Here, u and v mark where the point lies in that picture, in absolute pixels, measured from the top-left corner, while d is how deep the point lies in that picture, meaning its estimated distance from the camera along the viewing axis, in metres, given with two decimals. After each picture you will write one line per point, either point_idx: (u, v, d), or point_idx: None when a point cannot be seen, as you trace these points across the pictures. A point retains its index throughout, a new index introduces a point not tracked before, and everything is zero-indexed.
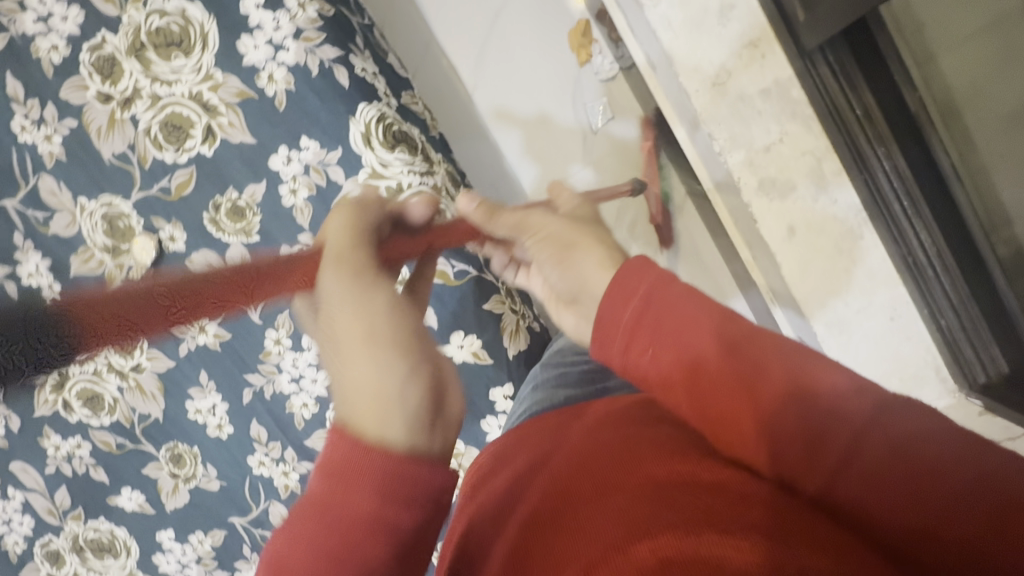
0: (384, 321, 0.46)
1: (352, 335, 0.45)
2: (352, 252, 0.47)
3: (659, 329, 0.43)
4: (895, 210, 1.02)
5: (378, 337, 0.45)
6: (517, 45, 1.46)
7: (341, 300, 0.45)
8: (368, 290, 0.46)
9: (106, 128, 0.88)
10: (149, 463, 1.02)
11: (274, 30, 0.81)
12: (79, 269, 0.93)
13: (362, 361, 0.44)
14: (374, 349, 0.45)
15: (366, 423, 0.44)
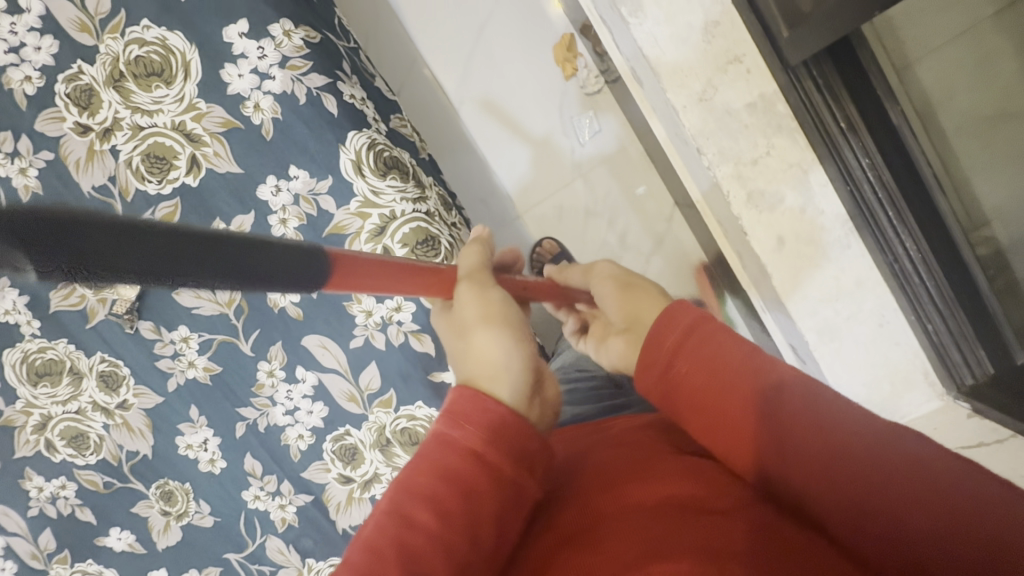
0: (503, 309, 0.51)
1: (475, 317, 0.49)
2: (479, 269, 0.54)
3: (695, 356, 0.45)
4: (880, 219, 1.03)
5: (494, 318, 0.49)
6: (501, 60, 1.47)
7: (469, 297, 0.51)
8: (487, 290, 0.52)
9: (84, 160, 0.85)
10: (139, 501, 0.98)
11: (258, 58, 0.80)
12: (60, 305, 0.91)
13: (483, 337, 0.48)
14: (501, 329, 0.49)
15: (489, 384, 0.46)
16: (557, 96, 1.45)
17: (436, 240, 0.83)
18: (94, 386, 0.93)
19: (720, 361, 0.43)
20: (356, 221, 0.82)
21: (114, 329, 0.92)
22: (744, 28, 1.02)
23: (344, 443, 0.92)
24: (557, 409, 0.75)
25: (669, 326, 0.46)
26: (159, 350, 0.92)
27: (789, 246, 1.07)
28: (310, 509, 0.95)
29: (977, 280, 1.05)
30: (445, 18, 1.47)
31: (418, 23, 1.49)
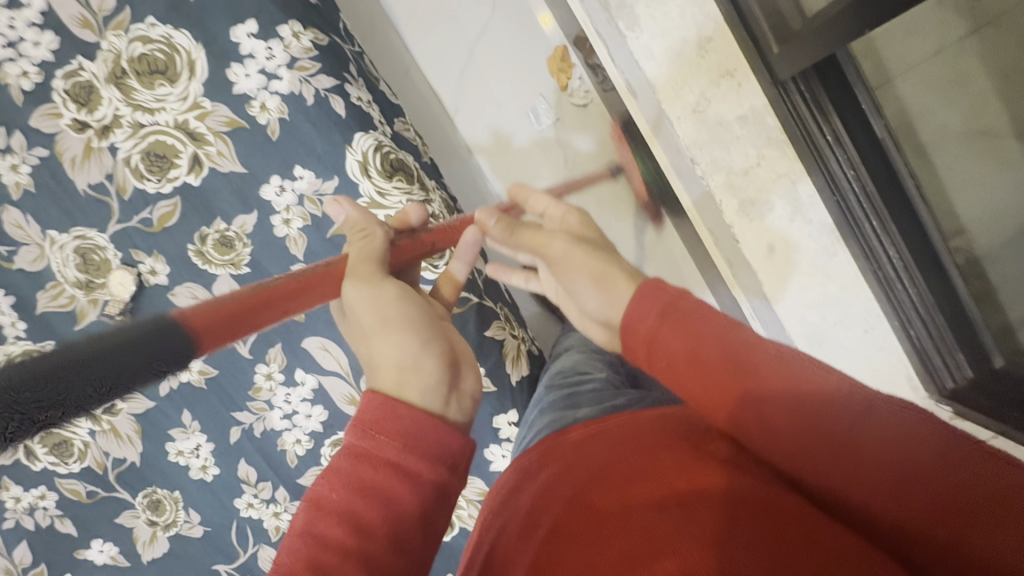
0: (394, 308, 0.50)
1: (373, 323, 0.50)
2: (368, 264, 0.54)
3: (682, 349, 0.45)
4: (865, 228, 1.08)
5: (392, 322, 0.50)
6: (496, 70, 1.49)
7: (361, 299, 0.51)
8: (379, 285, 0.52)
9: (81, 158, 0.83)
10: (124, 511, 0.93)
11: (266, 58, 0.80)
12: (47, 305, 0.86)
13: (384, 339, 0.49)
14: (392, 331, 0.49)
15: (397, 390, 0.47)
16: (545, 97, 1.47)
17: None
18: None
19: (701, 351, 0.44)
20: None
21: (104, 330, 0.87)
22: (737, 44, 1.06)
23: None
24: (553, 415, 0.68)
25: (648, 309, 0.47)
26: None
27: (778, 254, 1.11)
28: None
29: (957, 287, 1.09)
30: (442, 30, 1.49)
31: (414, 33, 1.51)
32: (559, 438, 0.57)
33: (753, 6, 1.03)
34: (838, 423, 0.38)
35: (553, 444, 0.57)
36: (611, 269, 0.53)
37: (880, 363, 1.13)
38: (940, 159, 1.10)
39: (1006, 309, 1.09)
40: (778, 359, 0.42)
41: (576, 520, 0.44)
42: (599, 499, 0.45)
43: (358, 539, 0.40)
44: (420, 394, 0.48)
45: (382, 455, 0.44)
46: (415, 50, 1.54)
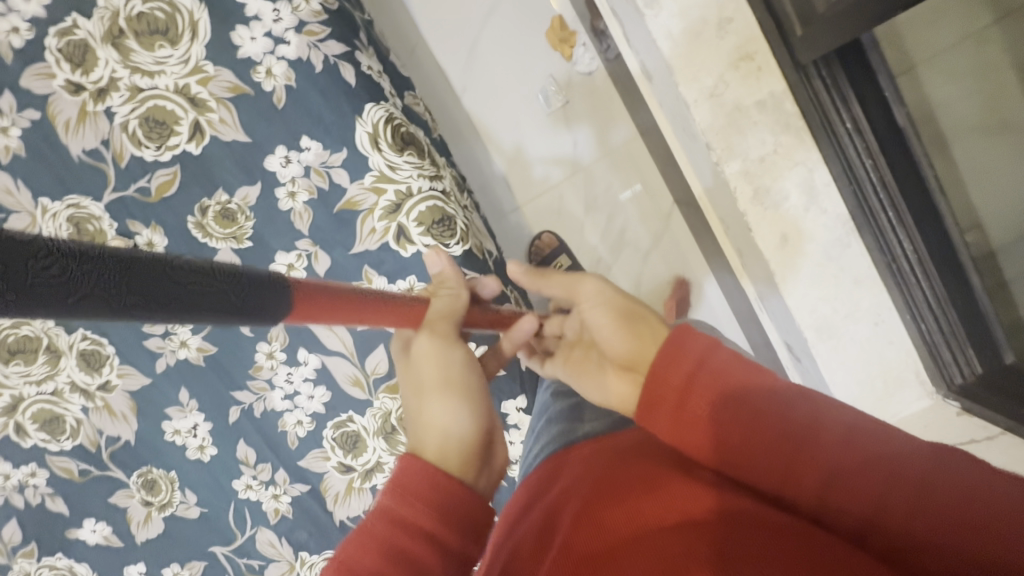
0: (458, 369, 0.54)
1: (431, 380, 0.53)
2: (445, 330, 0.56)
3: (713, 383, 0.43)
4: (880, 219, 1.06)
5: (452, 383, 0.53)
6: (505, 49, 1.45)
7: (426, 359, 0.54)
8: (448, 350, 0.54)
9: (75, 122, 0.79)
10: (117, 491, 0.91)
11: (273, 21, 0.76)
12: None
13: (439, 402, 0.51)
14: (445, 396, 0.52)
15: (417, 446, 0.50)
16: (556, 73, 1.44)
17: (452, 220, 0.81)
18: (74, 364, 0.87)
19: (729, 397, 0.42)
20: (370, 196, 0.79)
21: None
22: (757, 24, 1.03)
23: (347, 430, 0.88)
24: (559, 427, 0.67)
25: (675, 358, 0.45)
26: (149, 329, 0.86)
27: (791, 243, 1.06)
28: (306, 499, 0.90)
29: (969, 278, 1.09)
30: (451, 7, 1.45)
31: (422, 8, 1.46)
32: (570, 457, 0.56)
33: None
34: (875, 458, 0.37)
35: (558, 467, 0.56)
36: (635, 305, 0.56)
37: (889, 357, 1.12)
38: (958, 154, 1.08)
39: (1016, 303, 1.09)
40: (804, 402, 0.41)
41: (585, 562, 0.40)
42: (612, 541, 0.40)
43: (431, 545, 0.44)
44: (462, 463, 0.49)
45: (413, 520, 0.45)
46: (422, 24, 1.48)
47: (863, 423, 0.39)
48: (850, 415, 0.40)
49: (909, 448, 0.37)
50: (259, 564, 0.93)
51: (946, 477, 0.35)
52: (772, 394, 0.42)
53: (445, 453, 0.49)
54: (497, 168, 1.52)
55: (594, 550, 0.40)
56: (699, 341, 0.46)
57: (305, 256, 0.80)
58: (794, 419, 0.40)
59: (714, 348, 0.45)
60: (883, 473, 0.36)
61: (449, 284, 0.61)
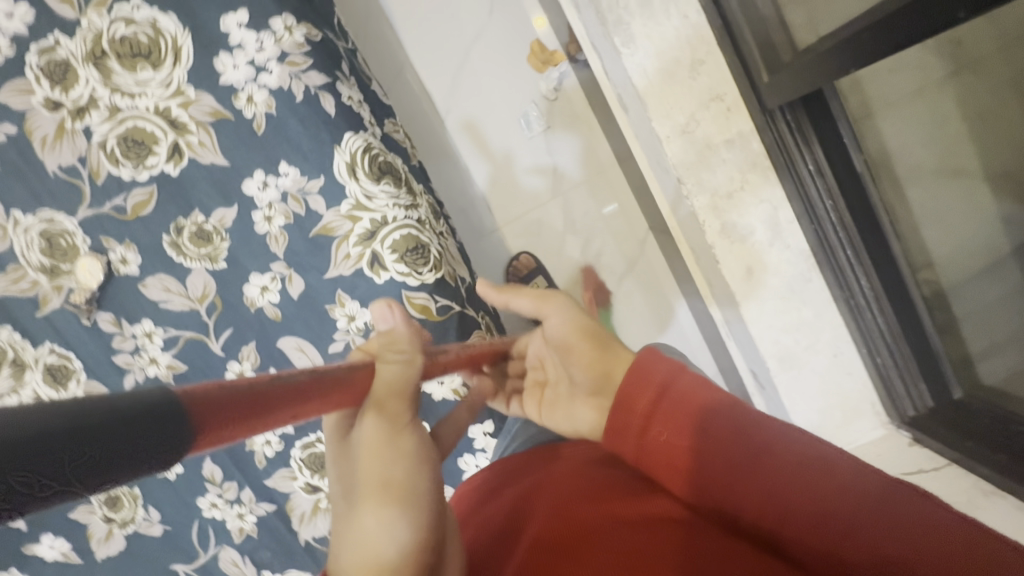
0: (400, 469, 0.40)
1: (369, 481, 0.39)
2: (391, 404, 0.40)
3: (663, 405, 0.45)
4: (839, 257, 1.11)
5: (388, 486, 0.39)
6: (489, 72, 1.49)
7: (366, 446, 0.39)
8: (396, 436, 0.40)
9: (52, 138, 0.80)
10: (80, 505, 0.91)
11: (256, 50, 0.78)
12: (6, 289, 0.83)
13: (373, 514, 0.38)
14: (387, 501, 0.38)
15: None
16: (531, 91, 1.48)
17: (426, 248, 0.83)
18: (38, 379, 0.85)
19: (677, 417, 0.44)
20: (346, 223, 0.80)
21: (69, 318, 0.85)
22: (728, 66, 1.08)
23: (315, 451, 0.88)
24: (535, 428, 0.71)
25: (641, 389, 0.46)
26: (118, 344, 0.85)
27: (756, 277, 1.12)
28: (272, 519, 0.91)
29: (922, 318, 1.14)
30: (439, 31, 1.48)
31: (409, 29, 1.49)
32: (540, 452, 0.61)
33: (746, 31, 1.04)
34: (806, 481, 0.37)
35: (534, 459, 0.60)
36: (594, 325, 0.59)
37: (846, 389, 1.16)
38: (917, 197, 1.13)
39: (967, 341, 1.14)
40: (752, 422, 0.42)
41: (529, 548, 0.43)
42: (559, 524, 0.44)
43: None
44: None
45: None
46: (408, 45, 1.50)
47: (796, 445, 0.39)
48: (778, 433, 0.40)
49: (841, 470, 0.37)
50: None
51: (852, 500, 0.35)
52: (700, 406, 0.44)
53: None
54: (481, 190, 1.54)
55: (537, 540, 0.44)
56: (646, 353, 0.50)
57: (279, 279, 0.82)
58: (743, 441, 0.41)
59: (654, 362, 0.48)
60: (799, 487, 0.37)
61: (400, 346, 0.42)
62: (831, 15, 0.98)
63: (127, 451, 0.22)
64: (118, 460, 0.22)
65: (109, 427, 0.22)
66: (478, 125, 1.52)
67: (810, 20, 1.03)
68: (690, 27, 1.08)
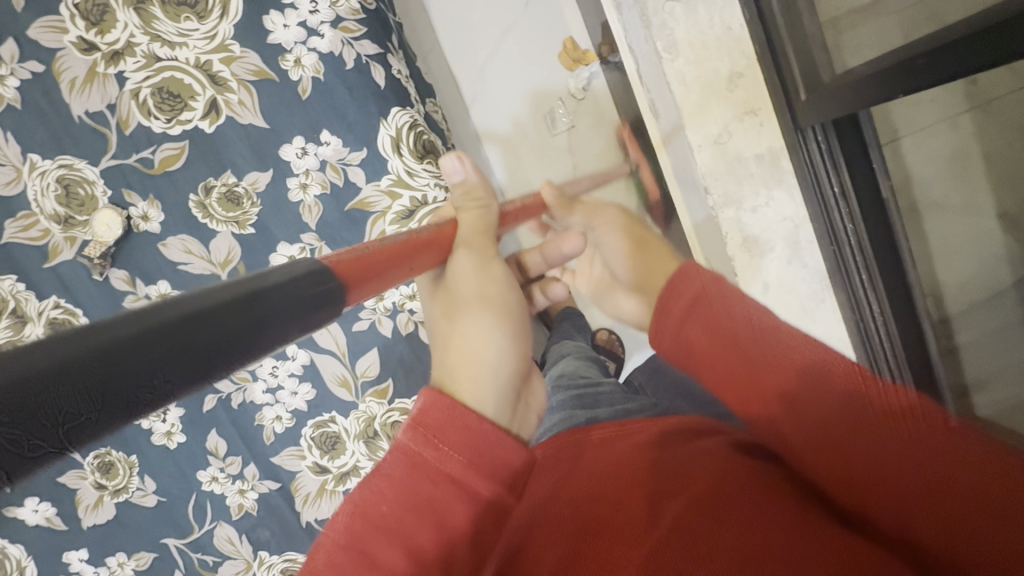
0: (498, 287, 0.47)
1: (471, 295, 0.46)
2: (480, 236, 0.48)
3: (706, 322, 0.44)
4: (853, 280, 1.12)
5: (489, 298, 0.46)
6: (519, 64, 1.46)
7: (466, 267, 0.47)
8: (489, 263, 0.48)
9: (82, 82, 0.76)
10: (69, 471, 0.86)
11: (309, 12, 0.75)
12: (15, 235, 0.79)
13: (474, 321, 0.45)
14: (488, 309, 0.46)
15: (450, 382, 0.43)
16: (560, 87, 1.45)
17: None
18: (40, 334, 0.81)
19: (738, 339, 0.42)
20: (384, 200, 0.78)
21: (79, 272, 0.81)
22: (767, 88, 1.08)
23: (327, 431, 0.86)
24: (563, 412, 0.69)
25: (681, 295, 0.46)
26: (130, 304, 0.82)
27: (772, 292, 1.13)
28: (274, 498, 0.88)
29: (930, 357, 1.11)
30: (472, 18, 1.46)
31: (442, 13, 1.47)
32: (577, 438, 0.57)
33: (788, 49, 1.04)
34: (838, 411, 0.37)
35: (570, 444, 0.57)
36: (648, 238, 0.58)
37: None
38: (931, 230, 1.09)
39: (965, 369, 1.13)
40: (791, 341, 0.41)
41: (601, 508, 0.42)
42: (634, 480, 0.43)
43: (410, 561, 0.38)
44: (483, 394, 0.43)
45: (442, 468, 0.39)
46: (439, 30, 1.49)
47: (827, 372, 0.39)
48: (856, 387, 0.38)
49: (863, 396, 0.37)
50: (214, 559, 0.89)
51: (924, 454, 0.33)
52: (774, 354, 0.40)
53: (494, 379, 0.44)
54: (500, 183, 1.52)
55: (604, 500, 0.43)
56: (697, 292, 0.45)
57: (309, 250, 0.80)
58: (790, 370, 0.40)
59: (713, 301, 0.45)
60: (863, 427, 0.36)
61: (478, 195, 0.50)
62: (869, 44, 0.96)
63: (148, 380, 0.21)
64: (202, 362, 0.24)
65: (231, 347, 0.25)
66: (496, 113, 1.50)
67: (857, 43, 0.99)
68: (732, 39, 1.08)
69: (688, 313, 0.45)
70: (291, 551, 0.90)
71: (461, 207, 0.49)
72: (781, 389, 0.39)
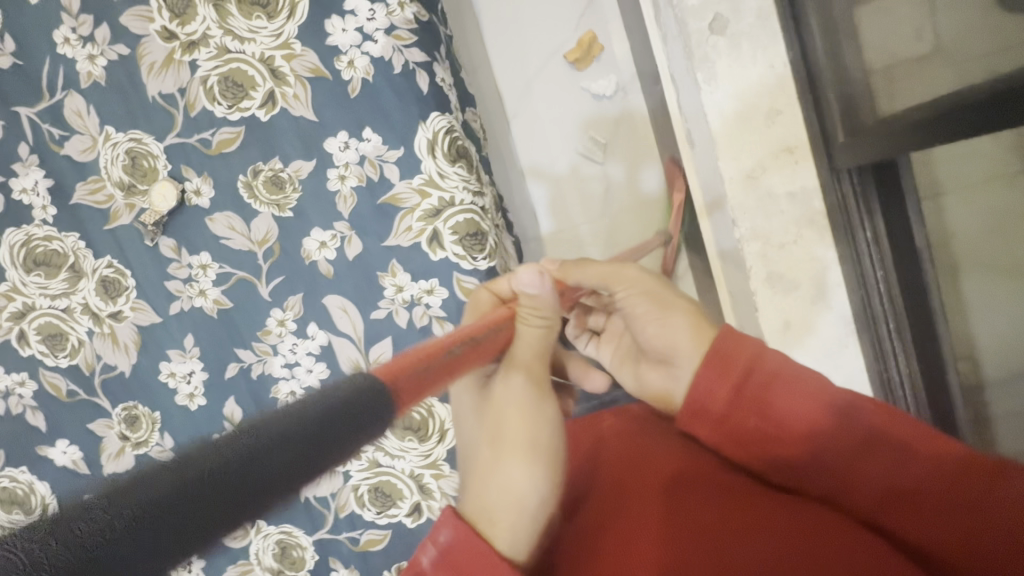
0: (546, 430, 0.46)
1: (516, 433, 0.45)
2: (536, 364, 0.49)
3: (767, 387, 0.43)
4: (881, 329, 1.08)
5: (517, 442, 0.45)
6: (564, 86, 1.51)
7: (515, 402, 0.46)
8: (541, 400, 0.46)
9: (160, 65, 0.84)
10: (98, 419, 0.94)
11: (367, 19, 0.80)
12: (83, 198, 0.89)
13: (516, 466, 0.44)
14: (529, 456, 0.44)
15: (484, 524, 0.42)
16: (601, 110, 1.49)
17: (484, 236, 0.83)
18: (92, 288, 0.91)
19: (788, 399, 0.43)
20: (415, 197, 0.82)
21: (133, 236, 0.89)
22: (804, 121, 1.07)
23: None
24: None
25: (728, 368, 0.45)
26: (173, 270, 0.89)
27: (792, 331, 1.12)
28: None
29: (957, 418, 1.06)
30: (519, 39, 1.51)
31: (495, 30, 1.52)
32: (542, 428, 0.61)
33: (829, 88, 1.04)
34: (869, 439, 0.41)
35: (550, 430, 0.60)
36: (670, 298, 0.55)
37: None
38: (967, 287, 1.04)
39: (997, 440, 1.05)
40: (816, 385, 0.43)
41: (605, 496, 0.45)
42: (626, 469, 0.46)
43: None
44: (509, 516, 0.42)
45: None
46: (490, 44, 1.53)
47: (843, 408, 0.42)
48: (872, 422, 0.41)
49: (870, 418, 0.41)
50: None
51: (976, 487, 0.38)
52: (814, 401, 0.42)
53: (519, 520, 0.42)
54: (536, 204, 1.57)
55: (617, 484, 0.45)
56: (752, 357, 0.45)
57: (339, 238, 0.85)
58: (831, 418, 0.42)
59: (768, 369, 0.44)
60: (876, 453, 0.40)
61: (543, 312, 0.50)
62: (915, 89, 0.93)
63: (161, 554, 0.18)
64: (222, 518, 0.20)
65: (266, 478, 0.22)
66: (540, 137, 1.54)
67: (900, 90, 0.97)
68: (774, 77, 1.08)
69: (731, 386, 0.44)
70: (287, 524, 0.92)
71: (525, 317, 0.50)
72: (808, 439, 0.42)
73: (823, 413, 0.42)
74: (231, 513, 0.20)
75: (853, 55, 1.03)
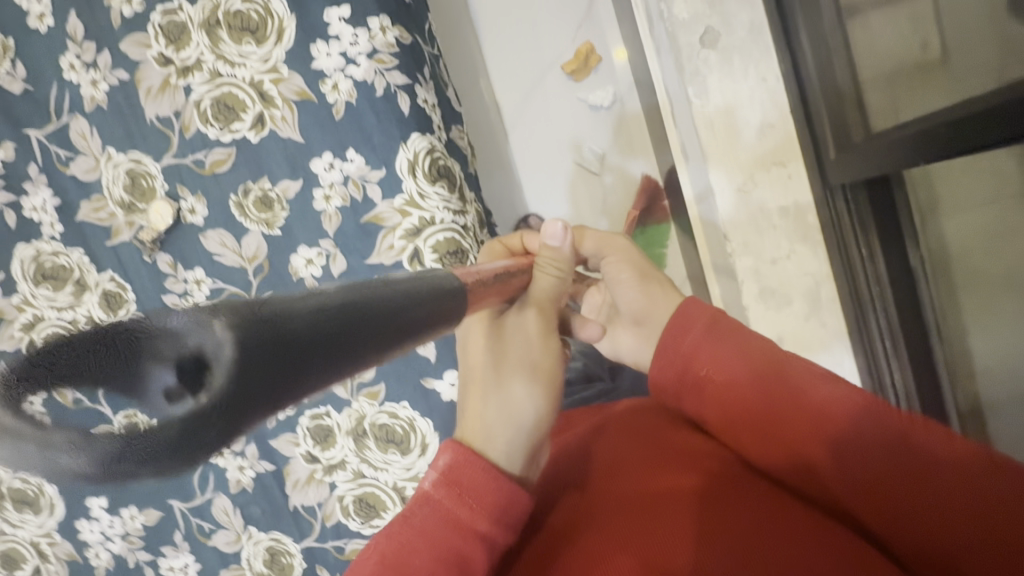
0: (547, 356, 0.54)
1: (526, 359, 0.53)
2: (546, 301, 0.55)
3: (720, 353, 0.50)
4: (875, 347, 1.03)
5: (525, 367, 0.53)
6: (562, 98, 1.51)
7: (531, 331, 0.54)
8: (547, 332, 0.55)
9: (157, 90, 0.88)
10: None
11: (350, 43, 0.82)
12: (87, 216, 0.94)
13: (521, 388, 0.52)
14: (531, 381, 0.53)
15: (480, 444, 0.49)
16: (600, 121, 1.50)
17: (465, 254, 0.85)
18: (95, 301, 0.95)
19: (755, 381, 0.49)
20: (396, 217, 0.85)
21: (133, 253, 0.93)
22: (796, 135, 1.06)
23: (321, 423, 0.92)
24: None
25: (692, 324, 0.52)
26: (170, 285, 0.93)
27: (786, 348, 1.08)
28: (268, 478, 0.95)
29: None
30: (518, 51, 1.52)
31: (494, 42, 1.52)
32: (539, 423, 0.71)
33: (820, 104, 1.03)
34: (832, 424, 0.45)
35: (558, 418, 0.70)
36: (651, 271, 0.61)
37: None
38: (964, 303, 0.97)
39: None
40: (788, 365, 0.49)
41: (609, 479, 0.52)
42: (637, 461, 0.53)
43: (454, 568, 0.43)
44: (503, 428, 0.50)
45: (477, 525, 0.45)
46: (489, 56, 1.53)
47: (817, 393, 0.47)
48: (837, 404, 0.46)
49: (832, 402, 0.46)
50: (209, 527, 0.98)
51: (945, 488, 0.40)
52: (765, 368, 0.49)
53: (513, 442, 0.50)
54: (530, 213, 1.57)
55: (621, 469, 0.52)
56: (711, 317, 0.52)
57: (324, 255, 0.87)
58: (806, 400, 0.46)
59: (727, 338, 0.51)
60: (840, 435, 0.45)
61: (559, 263, 0.56)
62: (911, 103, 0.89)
63: (260, 392, 0.20)
64: (231, 415, 0.20)
65: (272, 381, 0.20)
66: (537, 147, 1.55)
67: (892, 106, 0.95)
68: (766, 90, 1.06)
69: (705, 333, 0.51)
70: (276, 529, 0.96)
71: (542, 265, 0.56)
72: (776, 420, 0.47)
73: (799, 397, 0.47)
74: (260, 402, 0.20)
75: (843, 67, 1.02)
